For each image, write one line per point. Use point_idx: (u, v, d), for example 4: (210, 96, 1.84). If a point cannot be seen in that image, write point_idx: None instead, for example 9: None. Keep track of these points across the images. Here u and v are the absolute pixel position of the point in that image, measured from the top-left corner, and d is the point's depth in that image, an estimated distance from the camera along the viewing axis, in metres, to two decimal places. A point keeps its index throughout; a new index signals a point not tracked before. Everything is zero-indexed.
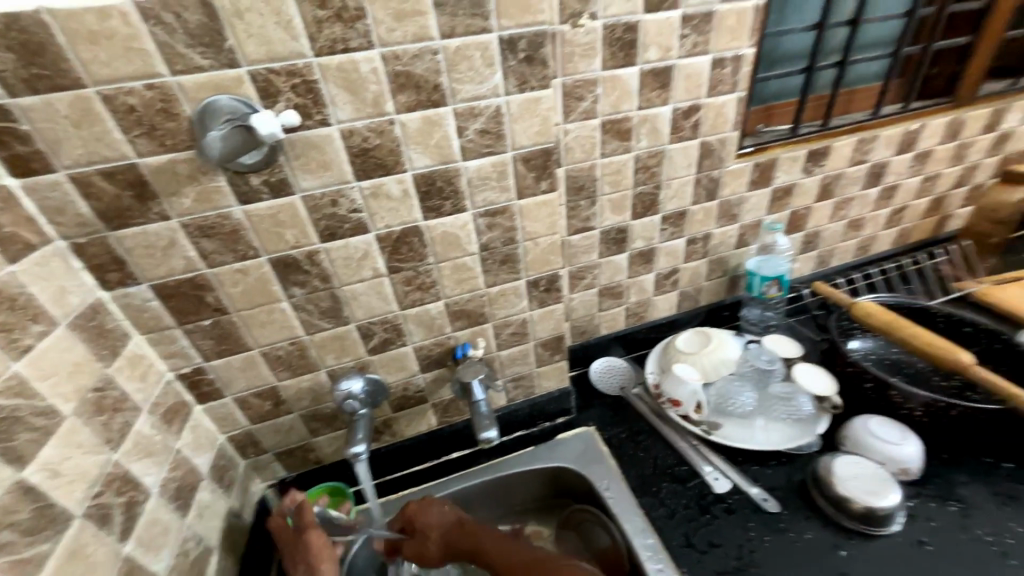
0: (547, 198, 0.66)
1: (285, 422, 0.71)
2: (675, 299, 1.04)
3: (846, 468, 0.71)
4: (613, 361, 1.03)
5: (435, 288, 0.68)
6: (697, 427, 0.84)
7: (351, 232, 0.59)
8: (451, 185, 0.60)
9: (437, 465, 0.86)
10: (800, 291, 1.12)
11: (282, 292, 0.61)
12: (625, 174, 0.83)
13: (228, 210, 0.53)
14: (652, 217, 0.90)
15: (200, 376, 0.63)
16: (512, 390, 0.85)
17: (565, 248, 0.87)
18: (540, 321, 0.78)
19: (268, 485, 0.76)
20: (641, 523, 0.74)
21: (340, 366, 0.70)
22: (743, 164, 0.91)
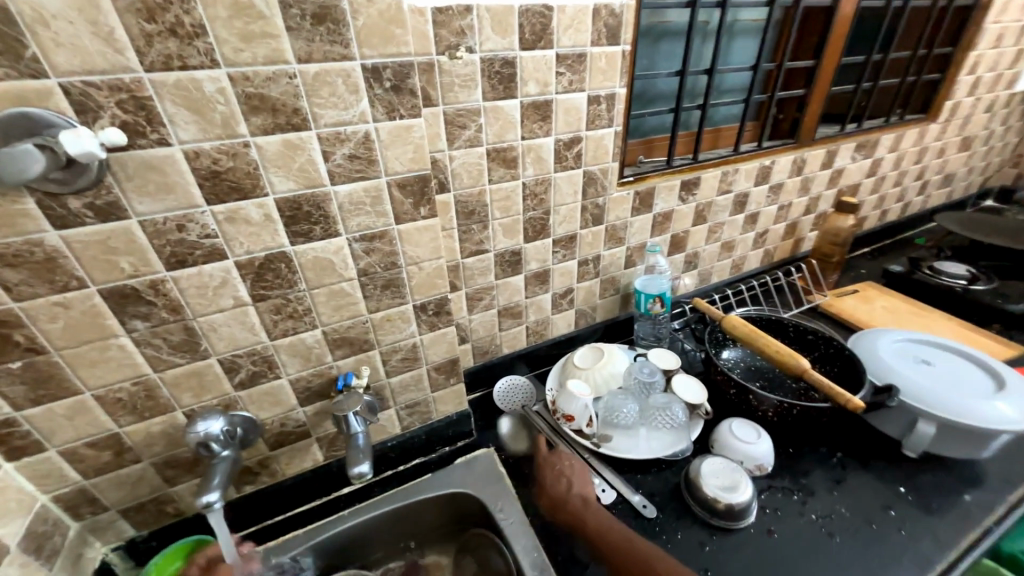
0: (428, 223, 0.66)
1: (132, 473, 0.62)
2: (573, 317, 1.10)
3: (710, 469, 0.79)
4: (515, 380, 1.04)
5: (310, 316, 0.65)
6: (589, 441, 0.88)
7: (204, 259, 0.55)
8: (320, 209, 0.58)
9: (324, 503, 0.80)
10: (683, 306, 1.23)
11: (118, 327, 0.54)
12: (515, 200, 0.86)
13: (40, 236, 0.46)
14: (545, 240, 0.94)
15: (8, 429, 0.53)
16: (407, 416, 0.82)
17: (459, 270, 0.87)
18: (431, 345, 0.77)
19: (111, 548, 0.65)
20: (531, 542, 0.75)
21: (201, 406, 0.63)
22: (625, 192, 0.99)
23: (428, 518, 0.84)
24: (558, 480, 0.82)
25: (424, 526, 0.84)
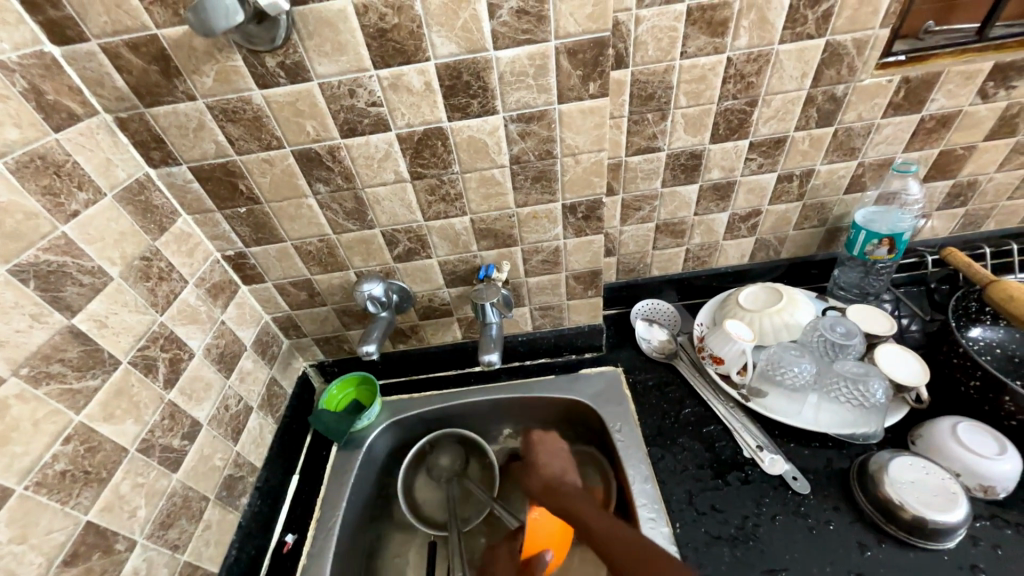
0: (596, 104, 0.55)
1: (321, 312, 0.76)
2: (749, 247, 0.89)
3: (903, 471, 0.61)
4: (660, 304, 0.93)
5: (460, 202, 0.63)
6: (737, 391, 0.77)
7: (372, 129, 0.55)
8: (480, 79, 0.52)
9: (460, 374, 0.89)
10: (922, 256, 0.90)
11: (307, 188, 0.60)
12: (710, 84, 0.66)
13: (249, 94, 0.51)
14: (739, 142, 0.73)
15: (243, 260, 0.67)
16: (539, 318, 0.82)
17: (621, 170, 0.75)
18: (574, 251, 0.71)
19: (309, 364, 0.85)
20: (645, 470, 0.71)
21: (367, 270, 0.71)
22: (884, 79, 0.68)
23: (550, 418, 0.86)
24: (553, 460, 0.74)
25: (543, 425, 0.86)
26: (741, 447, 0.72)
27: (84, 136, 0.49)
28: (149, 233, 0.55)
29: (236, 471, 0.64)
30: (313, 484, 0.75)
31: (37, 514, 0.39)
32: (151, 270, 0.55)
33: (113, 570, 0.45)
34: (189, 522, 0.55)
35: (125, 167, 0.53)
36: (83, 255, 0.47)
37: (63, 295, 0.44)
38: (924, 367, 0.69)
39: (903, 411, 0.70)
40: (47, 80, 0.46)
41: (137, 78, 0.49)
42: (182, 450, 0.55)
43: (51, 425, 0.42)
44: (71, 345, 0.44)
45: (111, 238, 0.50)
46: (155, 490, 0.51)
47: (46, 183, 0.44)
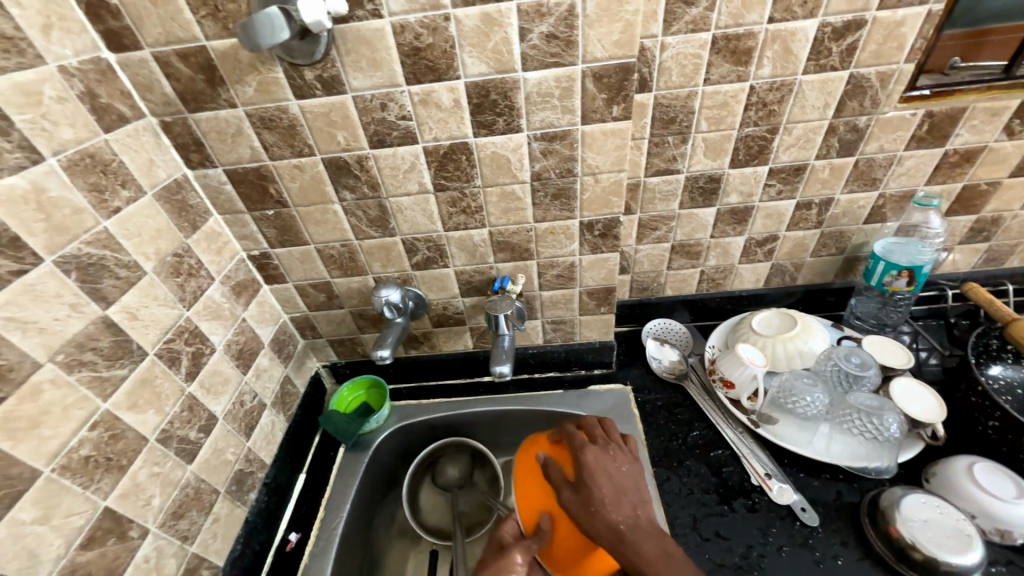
0: (619, 126, 0.56)
1: (337, 314, 0.78)
2: (765, 272, 0.89)
3: (917, 509, 0.60)
4: (672, 324, 0.93)
5: (480, 214, 0.65)
6: (747, 417, 0.76)
7: (399, 141, 0.57)
8: (506, 98, 0.54)
9: (470, 383, 0.89)
10: (942, 290, 0.89)
11: (333, 194, 0.62)
12: (732, 110, 0.67)
13: (286, 103, 0.54)
14: (758, 168, 0.74)
15: (267, 261, 0.70)
16: (550, 331, 0.82)
17: (639, 191, 0.76)
18: (589, 268, 0.72)
19: (322, 365, 0.86)
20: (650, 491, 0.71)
21: (386, 275, 0.72)
22: (907, 112, 0.68)
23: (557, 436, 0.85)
24: (620, 498, 0.58)
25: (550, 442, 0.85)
26: (748, 474, 0.71)
27: (131, 137, 0.52)
28: (182, 231, 0.58)
29: (246, 467, 0.65)
30: (319, 483, 0.76)
31: (60, 496, 0.41)
32: (182, 266, 0.57)
33: (126, 556, 0.46)
34: (199, 514, 0.56)
35: (165, 167, 0.56)
36: (121, 249, 0.49)
37: (100, 287, 0.46)
38: (942, 405, 0.67)
39: (919, 447, 0.69)
40: (102, 84, 0.48)
41: (183, 85, 0.52)
42: (197, 443, 0.57)
43: (80, 411, 0.43)
44: (104, 335, 0.46)
45: (148, 235, 0.53)
46: (170, 481, 0.52)
47: (93, 181, 0.47)
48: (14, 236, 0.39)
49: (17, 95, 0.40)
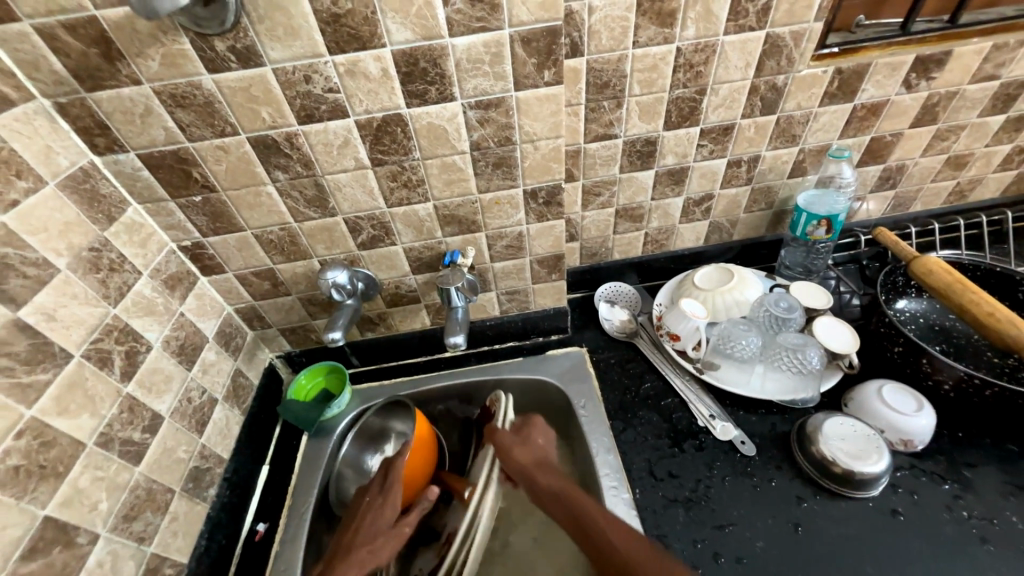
0: (552, 91, 0.57)
1: (286, 302, 0.76)
2: (703, 230, 0.94)
3: (835, 428, 0.67)
4: (623, 287, 0.98)
5: (422, 188, 0.64)
6: (693, 365, 0.82)
7: (329, 115, 0.55)
8: (437, 66, 0.53)
9: (431, 360, 0.90)
10: (857, 236, 0.98)
11: (265, 175, 0.60)
12: (662, 72, 0.69)
13: (199, 79, 0.50)
14: (690, 129, 0.77)
15: (201, 251, 0.66)
16: (505, 302, 0.84)
17: (581, 157, 0.78)
18: (537, 236, 0.73)
19: (276, 355, 0.84)
20: (608, 442, 0.76)
21: (331, 257, 0.71)
22: (819, 70, 0.73)
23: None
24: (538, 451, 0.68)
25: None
26: (695, 417, 0.77)
27: (21, 122, 0.47)
28: (97, 223, 0.53)
29: (202, 463, 0.63)
30: (283, 473, 0.75)
31: None
32: (102, 261, 0.53)
33: (75, 563, 0.45)
34: (155, 514, 0.55)
35: (67, 154, 0.51)
36: (26, 246, 0.45)
37: (7, 288, 0.43)
38: (856, 337, 0.76)
39: (838, 377, 0.77)
40: None
41: (75, 62, 0.47)
42: (143, 443, 0.55)
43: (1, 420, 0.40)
44: (19, 339, 0.43)
45: (56, 229, 0.49)
46: (117, 484, 0.50)
47: None
48: None
49: None
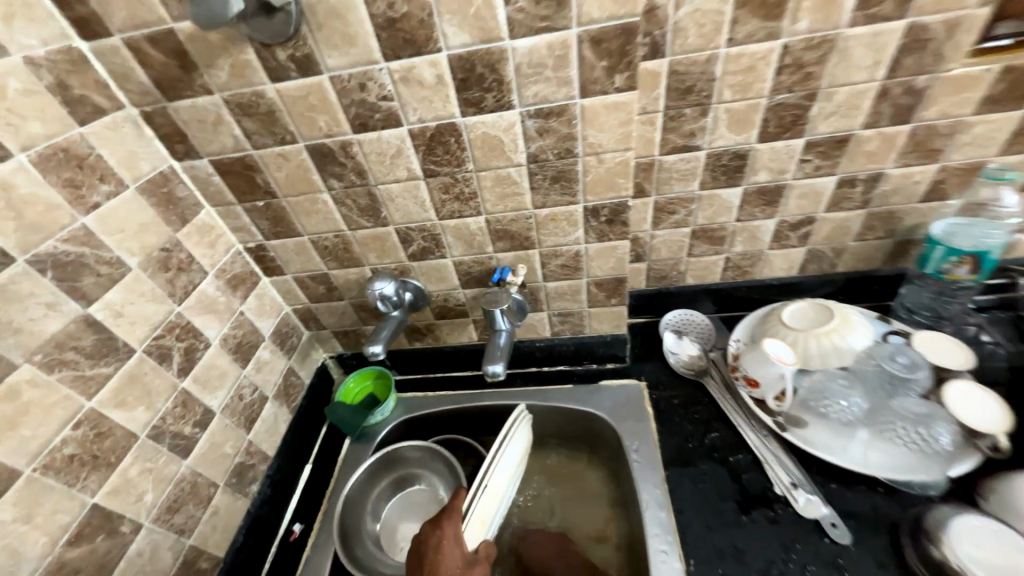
0: (623, 98, 0.50)
1: (339, 306, 0.76)
2: (799, 258, 0.80)
3: (969, 529, 0.52)
4: (694, 315, 0.86)
5: (475, 201, 0.60)
6: (772, 419, 0.68)
7: (383, 124, 0.53)
8: (495, 72, 0.49)
9: (476, 376, 0.86)
10: (1012, 277, 0.77)
11: (321, 183, 0.60)
12: (762, 74, 0.59)
13: (262, 87, 0.51)
14: (792, 141, 0.65)
15: (263, 253, 0.68)
16: (558, 324, 0.78)
17: (654, 170, 0.69)
18: (596, 257, 0.66)
19: (328, 356, 0.85)
20: (660, 497, 0.66)
21: (382, 267, 0.70)
22: (978, 69, 0.57)
23: (515, 451, 0.68)
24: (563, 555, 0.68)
25: (509, 488, 0.68)
26: (772, 482, 0.65)
27: (109, 129, 0.50)
28: (170, 225, 0.56)
29: (247, 459, 0.65)
30: (324, 475, 0.76)
31: (43, 495, 0.41)
32: (171, 261, 0.56)
33: (116, 552, 0.47)
34: (197, 508, 0.56)
35: (149, 159, 0.55)
36: (102, 246, 0.48)
37: (80, 285, 0.46)
38: (1007, 414, 0.57)
39: (975, 461, 0.58)
40: (74, 75, 0.47)
41: (158, 73, 0.50)
42: (192, 437, 0.57)
43: (62, 410, 0.43)
44: (86, 334, 0.46)
45: (132, 230, 0.52)
46: (164, 476, 0.53)
47: (68, 176, 0.45)
48: None
49: None
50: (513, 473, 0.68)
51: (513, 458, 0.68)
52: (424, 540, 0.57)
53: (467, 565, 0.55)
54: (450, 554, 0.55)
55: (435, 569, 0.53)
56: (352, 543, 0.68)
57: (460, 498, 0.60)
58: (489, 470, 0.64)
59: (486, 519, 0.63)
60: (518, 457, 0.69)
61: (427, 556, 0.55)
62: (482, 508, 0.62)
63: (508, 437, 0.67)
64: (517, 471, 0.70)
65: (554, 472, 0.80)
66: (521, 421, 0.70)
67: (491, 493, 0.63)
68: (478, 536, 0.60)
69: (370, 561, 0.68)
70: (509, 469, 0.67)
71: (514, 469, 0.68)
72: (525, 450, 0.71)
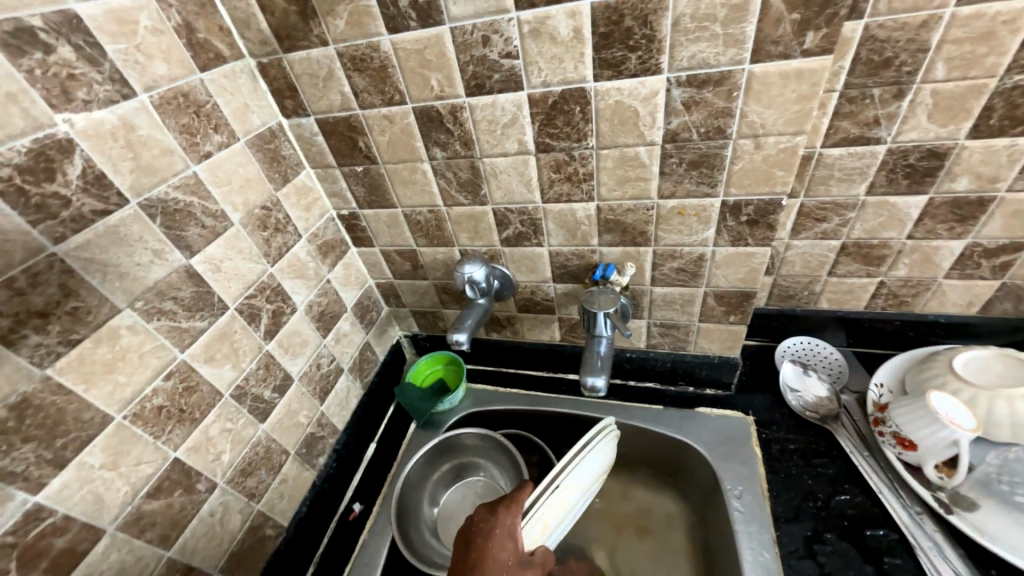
0: (809, 64, 0.39)
1: (421, 285, 0.73)
2: (984, 293, 0.63)
3: None
4: (820, 346, 0.73)
5: (589, 184, 0.52)
6: (931, 494, 0.54)
7: (501, 86, 0.47)
8: (647, 26, 0.40)
9: (553, 379, 0.79)
10: None
11: (423, 151, 0.55)
12: (999, 45, 0.44)
13: (378, 40, 0.46)
14: (1021, 140, 0.49)
15: (355, 222, 0.66)
16: (656, 336, 0.68)
17: (810, 165, 0.56)
18: (723, 263, 0.55)
19: (404, 334, 0.83)
20: (769, 562, 0.55)
21: (472, 249, 0.64)
22: None
23: (595, 461, 0.58)
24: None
25: (581, 500, 0.58)
26: None
27: (227, 79, 0.49)
28: (273, 183, 0.55)
29: (318, 431, 0.64)
30: (387, 459, 0.73)
31: (130, 444, 0.40)
32: (270, 220, 0.54)
33: (191, 509, 0.46)
34: (267, 473, 0.55)
35: (260, 114, 0.53)
36: (209, 197, 0.47)
37: (185, 236, 0.45)
38: None
39: None
40: (200, 18, 0.45)
41: (277, 20, 0.47)
42: (271, 402, 0.55)
43: (155, 360, 0.42)
44: (185, 285, 0.45)
45: (237, 183, 0.50)
46: (241, 438, 0.52)
47: (185, 122, 0.44)
48: (100, 173, 0.38)
49: (110, 22, 0.38)
50: (587, 486, 0.58)
51: (591, 467, 0.57)
52: (475, 523, 0.48)
53: (520, 564, 0.46)
54: (502, 548, 0.46)
55: (483, 560, 0.45)
56: (410, 529, 0.64)
57: (525, 492, 0.50)
58: (564, 471, 0.54)
59: (549, 523, 0.53)
60: (596, 470, 0.59)
61: (475, 541, 0.46)
62: (548, 511, 0.52)
63: (590, 444, 0.57)
64: (592, 486, 0.59)
65: (631, 499, 0.72)
66: (606, 435, 0.59)
67: (561, 498, 0.54)
68: (536, 539, 0.51)
69: (425, 548, 0.64)
70: (585, 479, 0.57)
71: (589, 480, 0.58)
72: (604, 464, 0.61)
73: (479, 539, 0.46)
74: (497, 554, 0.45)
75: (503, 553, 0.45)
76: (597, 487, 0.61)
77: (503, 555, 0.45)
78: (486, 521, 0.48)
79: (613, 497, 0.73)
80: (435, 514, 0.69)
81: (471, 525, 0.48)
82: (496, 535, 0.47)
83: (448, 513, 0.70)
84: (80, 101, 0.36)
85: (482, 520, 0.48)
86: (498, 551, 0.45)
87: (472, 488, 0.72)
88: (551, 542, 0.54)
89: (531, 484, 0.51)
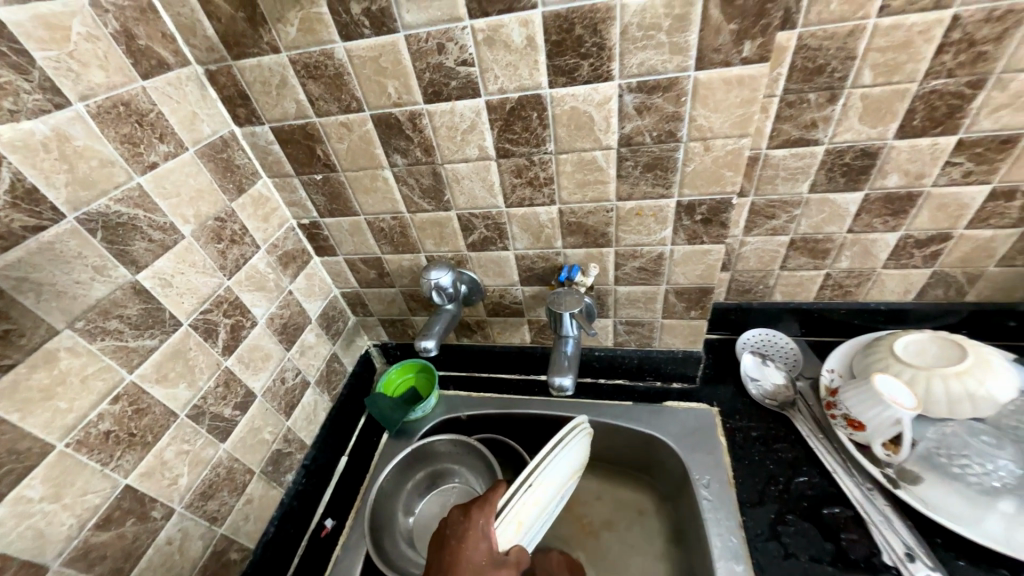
0: (747, 71, 0.41)
1: (389, 293, 0.72)
2: (919, 281, 0.68)
3: None
4: (777, 336, 0.76)
5: (550, 188, 0.53)
6: (881, 472, 0.58)
7: (459, 93, 0.47)
8: (597, 35, 0.41)
9: (525, 381, 0.80)
10: None
11: (383, 157, 0.54)
12: (916, 53, 0.48)
13: (332, 47, 0.46)
14: (941, 139, 0.53)
15: (316, 231, 0.64)
16: (622, 334, 0.69)
17: (757, 166, 0.59)
18: (682, 261, 0.57)
19: (373, 344, 0.82)
20: (736, 546, 0.57)
21: (439, 255, 0.64)
22: None
23: (568, 459, 0.59)
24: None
25: (556, 498, 0.58)
26: (879, 548, 0.54)
27: (172, 87, 0.47)
28: (227, 194, 0.53)
29: (285, 447, 0.62)
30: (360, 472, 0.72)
31: (73, 473, 0.38)
32: (224, 232, 0.53)
33: (145, 538, 0.44)
34: (230, 495, 0.53)
35: (210, 122, 0.51)
36: (157, 210, 0.45)
37: (130, 250, 0.43)
38: None
39: None
40: (140, 24, 0.43)
41: (224, 27, 0.46)
42: (232, 420, 0.53)
43: (100, 383, 0.40)
44: (132, 302, 0.43)
45: (187, 195, 0.48)
46: (200, 459, 0.49)
47: (127, 132, 0.42)
48: (31, 187, 0.35)
49: (39, 28, 0.36)
50: (561, 483, 0.58)
51: (564, 464, 0.58)
52: (450, 525, 0.48)
53: (493, 564, 0.46)
54: (475, 548, 0.46)
55: (455, 563, 0.45)
56: (384, 540, 0.63)
57: (499, 492, 0.50)
58: (537, 469, 0.54)
59: (524, 522, 0.53)
60: (569, 467, 0.60)
61: (449, 542, 0.47)
62: (522, 510, 0.52)
63: (562, 442, 0.58)
64: (566, 484, 0.60)
65: (604, 497, 0.73)
66: (578, 433, 0.60)
67: (535, 496, 0.54)
68: (511, 539, 0.51)
69: (401, 559, 0.63)
70: (558, 476, 0.57)
71: (563, 478, 0.59)
72: (577, 462, 0.61)
73: (452, 543, 0.46)
74: (469, 556, 0.45)
75: (475, 555, 0.45)
76: (571, 486, 0.62)
77: (475, 557, 0.45)
78: (459, 525, 0.48)
79: (587, 494, 0.74)
80: (410, 525, 0.68)
81: (445, 530, 0.48)
82: (468, 538, 0.47)
83: (423, 523, 0.69)
84: (7, 111, 0.34)
85: (455, 523, 0.48)
86: (470, 554, 0.45)
87: (448, 495, 0.71)
88: (526, 541, 0.54)
89: (503, 484, 0.51)
